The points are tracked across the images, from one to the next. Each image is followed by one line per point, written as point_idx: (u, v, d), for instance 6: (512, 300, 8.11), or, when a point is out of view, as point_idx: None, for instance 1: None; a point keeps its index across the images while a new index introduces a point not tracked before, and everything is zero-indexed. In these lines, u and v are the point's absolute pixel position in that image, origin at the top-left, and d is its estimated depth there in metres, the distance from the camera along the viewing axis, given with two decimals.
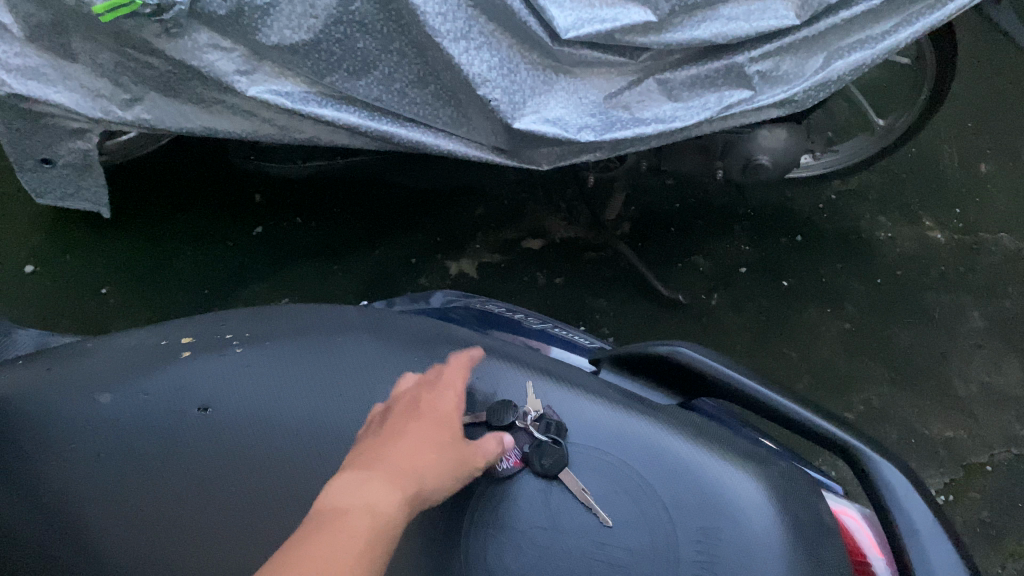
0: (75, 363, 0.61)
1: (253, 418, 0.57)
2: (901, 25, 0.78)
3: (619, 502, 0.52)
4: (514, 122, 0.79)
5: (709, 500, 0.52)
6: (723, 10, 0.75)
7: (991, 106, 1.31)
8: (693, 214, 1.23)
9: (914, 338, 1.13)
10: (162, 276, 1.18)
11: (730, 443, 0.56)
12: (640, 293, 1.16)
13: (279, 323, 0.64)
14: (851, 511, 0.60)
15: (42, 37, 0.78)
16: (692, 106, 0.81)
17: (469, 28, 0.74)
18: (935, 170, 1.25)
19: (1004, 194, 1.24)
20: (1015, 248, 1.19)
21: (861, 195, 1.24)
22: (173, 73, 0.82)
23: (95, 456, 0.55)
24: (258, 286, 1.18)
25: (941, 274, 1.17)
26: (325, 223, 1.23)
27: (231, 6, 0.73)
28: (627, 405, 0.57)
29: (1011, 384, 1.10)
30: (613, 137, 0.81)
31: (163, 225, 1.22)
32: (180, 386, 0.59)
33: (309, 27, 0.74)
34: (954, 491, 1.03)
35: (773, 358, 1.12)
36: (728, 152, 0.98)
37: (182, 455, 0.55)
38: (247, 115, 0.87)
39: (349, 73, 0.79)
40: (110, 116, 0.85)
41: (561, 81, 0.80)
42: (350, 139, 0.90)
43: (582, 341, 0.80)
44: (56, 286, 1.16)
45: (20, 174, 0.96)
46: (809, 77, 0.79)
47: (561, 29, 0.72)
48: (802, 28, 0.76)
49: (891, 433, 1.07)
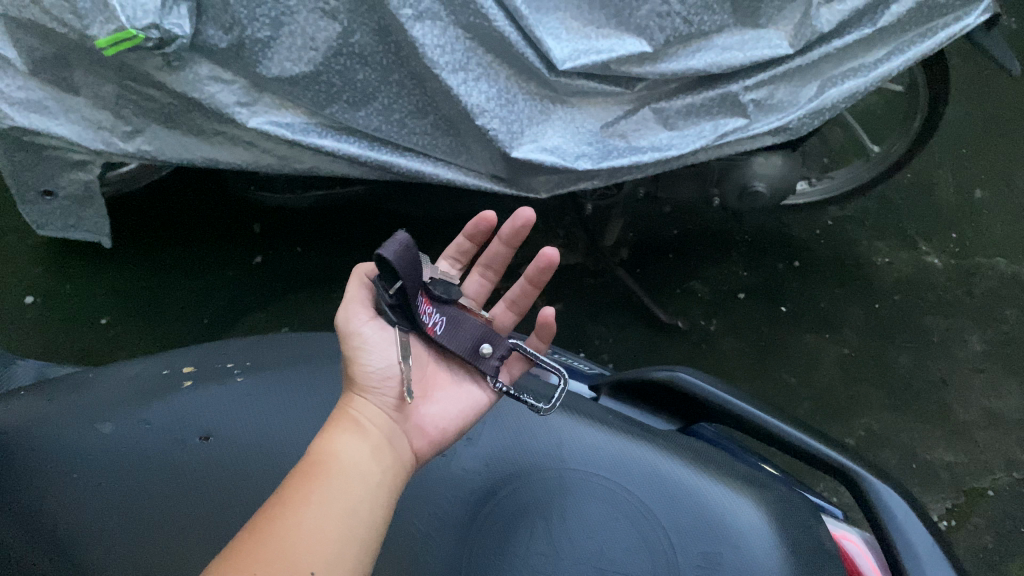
0: (76, 393, 0.61)
1: (254, 449, 0.58)
2: (893, 53, 0.79)
3: (620, 526, 0.54)
4: (512, 150, 0.80)
5: (709, 524, 0.55)
6: (718, 40, 0.76)
7: (984, 132, 1.32)
8: (691, 241, 1.24)
9: (912, 363, 1.13)
10: (161, 305, 1.18)
11: (729, 468, 0.58)
12: (638, 320, 1.17)
13: (280, 351, 0.65)
14: (852, 535, 0.60)
15: (46, 70, 0.78)
16: (687, 134, 0.82)
17: (467, 60, 0.76)
18: (931, 195, 1.26)
19: (999, 219, 1.24)
20: (1010, 272, 1.20)
21: (858, 221, 1.25)
22: (173, 104, 0.83)
23: (97, 485, 0.56)
24: (258, 314, 1.19)
25: (938, 299, 1.18)
26: (324, 251, 1.23)
27: (232, 39, 0.73)
28: (626, 430, 0.59)
29: (1010, 408, 1.10)
30: (610, 165, 0.81)
31: (163, 254, 1.23)
32: (182, 415, 0.59)
33: (308, 59, 0.75)
34: (957, 517, 1.03)
35: (772, 383, 1.12)
36: (725, 178, 0.99)
37: (185, 484, 0.56)
38: (248, 145, 0.88)
39: (349, 104, 0.80)
40: (112, 148, 0.86)
41: (558, 110, 0.81)
42: (349, 169, 0.91)
43: (582, 367, 0.81)
44: (55, 316, 1.16)
45: (22, 206, 0.96)
46: (804, 105, 0.80)
47: (558, 60, 0.73)
48: (796, 56, 0.77)
49: (892, 458, 1.06)
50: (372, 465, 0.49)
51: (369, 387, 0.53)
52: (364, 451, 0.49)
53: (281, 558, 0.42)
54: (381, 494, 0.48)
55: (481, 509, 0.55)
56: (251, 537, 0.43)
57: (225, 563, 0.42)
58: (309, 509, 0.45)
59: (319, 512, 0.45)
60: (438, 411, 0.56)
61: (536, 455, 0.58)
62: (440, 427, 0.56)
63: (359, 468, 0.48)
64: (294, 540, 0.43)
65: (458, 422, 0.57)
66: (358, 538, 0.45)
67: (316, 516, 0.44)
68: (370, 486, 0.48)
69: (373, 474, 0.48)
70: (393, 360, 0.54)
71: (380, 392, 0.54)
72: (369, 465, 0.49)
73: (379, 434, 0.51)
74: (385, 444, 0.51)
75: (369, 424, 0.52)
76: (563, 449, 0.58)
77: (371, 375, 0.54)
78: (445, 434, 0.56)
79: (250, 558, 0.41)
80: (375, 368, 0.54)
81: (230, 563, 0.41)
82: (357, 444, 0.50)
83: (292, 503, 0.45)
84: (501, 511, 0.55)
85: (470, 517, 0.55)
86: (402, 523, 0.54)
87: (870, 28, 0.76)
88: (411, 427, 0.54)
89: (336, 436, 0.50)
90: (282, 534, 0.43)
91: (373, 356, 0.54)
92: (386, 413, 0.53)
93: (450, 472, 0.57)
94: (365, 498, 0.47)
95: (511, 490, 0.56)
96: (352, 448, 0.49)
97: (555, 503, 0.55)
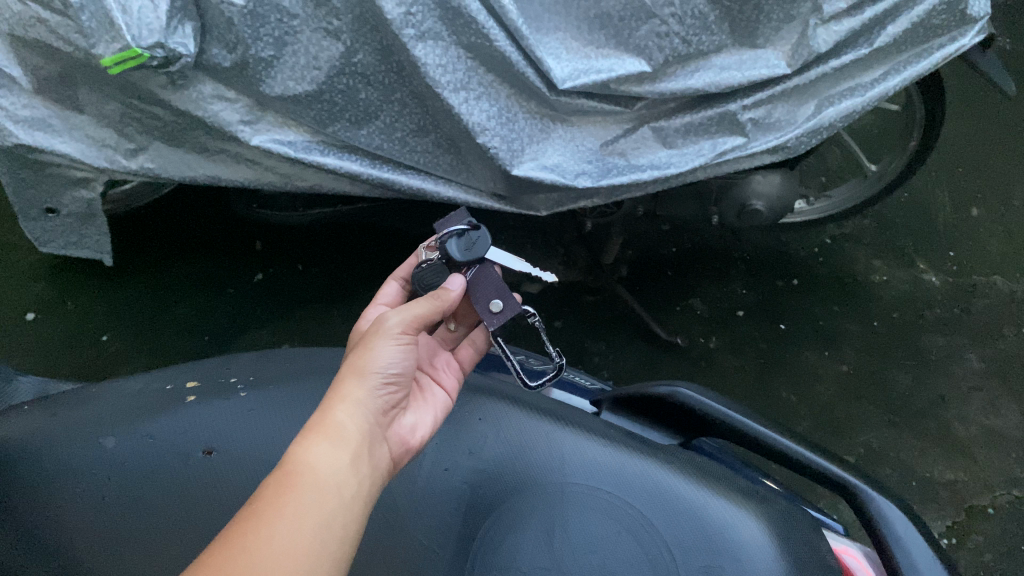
0: (79, 408, 0.61)
1: (256, 464, 0.58)
2: (889, 73, 0.80)
3: (623, 542, 0.55)
4: (513, 168, 0.81)
5: (712, 537, 0.55)
6: (716, 60, 0.77)
7: (980, 151, 1.33)
8: (691, 258, 1.25)
9: (911, 380, 1.13)
10: (162, 322, 1.19)
11: (731, 483, 0.58)
12: (638, 337, 1.17)
13: (282, 366, 0.65)
14: (853, 550, 0.60)
15: (50, 89, 0.79)
16: (686, 153, 0.83)
17: (469, 79, 0.77)
18: (928, 214, 1.27)
19: (997, 237, 1.25)
20: (1008, 290, 1.20)
21: (855, 239, 1.26)
22: (176, 122, 0.84)
23: (100, 500, 0.56)
24: (259, 331, 1.19)
25: (937, 317, 1.18)
26: (325, 268, 1.24)
27: (236, 59, 0.74)
28: (628, 444, 0.60)
29: (1009, 426, 1.10)
30: (610, 183, 0.82)
31: (164, 271, 1.23)
32: (185, 429, 0.59)
33: (311, 78, 0.76)
34: (956, 535, 1.02)
35: (771, 401, 1.12)
36: (723, 197, 1.00)
37: (189, 498, 0.56)
38: (250, 163, 0.88)
39: (351, 122, 0.81)
40: (115, 166, 0.86)
41: (558, 129, 0.82)
42: (351, 187, 0.92)
43: (582, 382, 0.82)
44: (56, 333, 1.17)
45: (24, 223, 0.97)
46: (801, 124, 0.81)
47: (558, 79, 0.74)
48: (793, 76, 0.78)
49: (891, 475, 1.06)
50: (349, 477, 0.48)
51: (368, 387, 0.54)
52: (342, 462, 0.49)
53: None
54: (355, 509, 0.47)
55: (483, 522, 0.56)
56: (221, 551, 0.41)
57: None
58: (282, 524, 0.43)
59: (292, 529, 0.43)
60: (415, 420, 0.59)
61: (538, 470, 0.58)
62: (417, 437, 0.57)
63: (336, 480, 0.47)
64: (265, 558, 0.41)
65: (428, 433, 0.59)
66: (330, 555, 0.44)
67: (289, 533, 0.43)
68: (345, 500, 0.47)
69: (349, 486, 0.48)
70: (398, 368, 0.57)
71: (374, 394, 0.55)
72: (346, 478, 0.48)
73: (359, 442, 0.51)
74: (363, 454, 0.50)
75: (350, 430, 0.51)
76: (565, 461, 0.59)
77: (376, 377, 0.55)
78: (420, 444, 0.58)
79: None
80: (382, 371, 0.56)
81: None
82: (335, 453, 0.49)
83: (264, 517, 0.43)
84: (503, 525, 0.56)
85: (474, 532, 0.56)
86: (406, 536, 0.55)
87: (867, 48, 0.76)
88: (392, 434, 0.55)
89: (316, 442, 0.49)
90: (253, 549, 0.42)
91: (385, 360, 0.56)
92: (371, 417, 0.53)
93: (451, 485, 0.58)
94: (339, 514, 0.46)
95: (513, 503, 0.57)
96: (333, 458, 0.48)
97: (557, 517, 0.56)
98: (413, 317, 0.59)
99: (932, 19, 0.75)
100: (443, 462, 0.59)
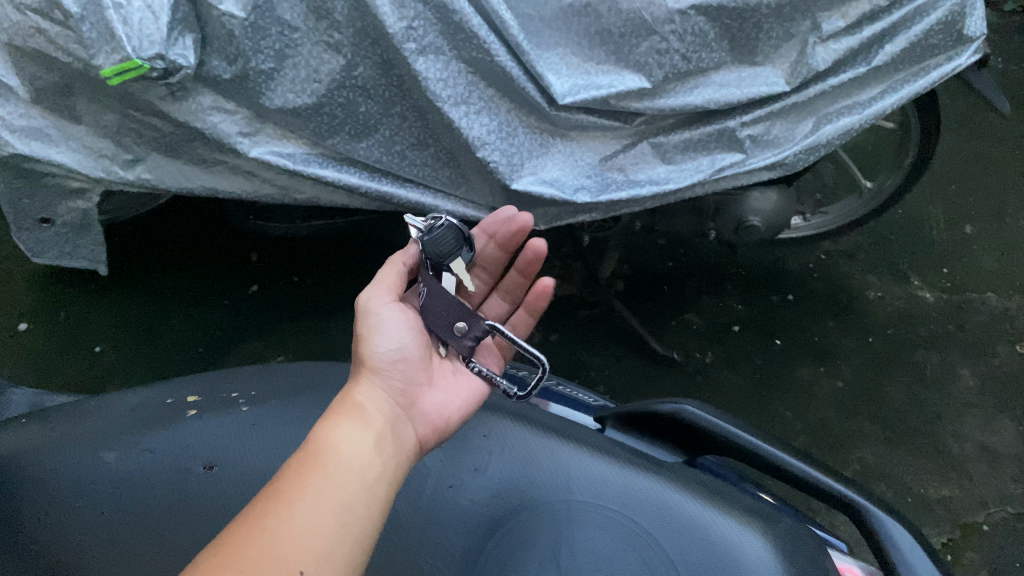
0: (78, 424, 0.61)
1: (256, 479, 0.58)
2: (886, 91, 0.80)
3: (629, 561, 0.54)
4: (513, 182, 0.81)
5: (719, 556, 0.55)
6: (715, 77, 0.77)
7: (972, 169, 1.35)
8: (686, 273, 1.25)
9: (907, 397, 1.14)
10: (156, 333, 1.18)
11: (736, 502, 0.58)
12: (634, 351, 1.17)
13: (284, 382, 0.66)
14: (856, 568, 0.60)
15: (48, 98, 0.78)
16: (685, 168, 0.83)
17: (470, 93, 0.77)
18: (922, 231, 1.29)
19: (989, 254, 1.26)
20: (1002, 307, 1.21)
21: (849, 255, 1.27)
22: (175, 134, 0.83)
23: (97, 520, 0.55)
24: (254, 342, 1.18)
25: (931, 333, 1.19)
26: (320, 280, 1.24)
27: (237, 71, 0.73)
28: (633, 463, 0.60)
29: (1004, 443, 1.10)
30: (608, 198, 0.82)
31: (157, 282, 1.23)
32: (186, 444, 0.59)
33: (312, 91, 0.76)
34: (953, 551, 1.02)
35: (768, 416, 1.12)
36: (720, 213, 1.00)
37: (189, 514, 0.56)
38: (248, 175, 0.88)
39: (350, 136, 0.81)
40: (112, 177, 0.86)
41: (557, 143, 0.82)
42: (350, 200, 0.92)
43: (586, 399, 0.83)
44: (48, 345, 1.15)
45: (18, 234, 0.96)
46: (799, 141, 0.81)
47: (558, 94, 0.74)
48: (793, 94, 0.78)
49: (888, 491, 1.06)
50: (373, 458, 0.50)
51: (375, 369, 0.57)
52: (365, 444, 0.50)
53: (269, 553, 0.41)
54: (379, 487, 0.49)
55: (490, 541, 0.56)
56: (242, 531, 0.42)
57: (210, 554, 0.41)
58: (302, 505, 0.44)
59: (313, 507, 0.44)
60: (444, 400, 0.60)
61: (544, 487, 0.58)
62: (445, 416, 0.59)
63: (358, 459, 0.49)
64: (283, 537, 0.42)
65: (462, 412, 0.61)
66: (352, 535, 0.45)
67: (310, 512, 0.44)
68: (368, 481, 0.48)
69: (373, 467, 0.49)
70: (401, 344, 0.59)
71: (386, 377, 0.57)
72: (369, 459, 0.49)
73: (381, 420, 0.53)
74: (385, 435, 0.52)
75: (371, 411, 0.53)
76: (569, 479, 0.59)
77: (381, 357, 0.58)
78: (449, 422, 0.59)
79: (238, 554, 0.41)
80: (385, 351, 0.58)
81: (216, 555, 0.41)
82: (359, 434, 0.51)
83: (285, 498, 0.44)
84: (509, 543, 0.56)
85: (478, 550, 0.55)
86: (409, 554, 0.55)
87: (866, 66, 0.77)
88: (416, 413, 0.57)
89: (337, 427, 0.51)
90: (272, 529, 0.43)
91: (386, 339, 0.59)
92: (387, 398, 0.56)
93: (457, 504, 0.58)
94: (361, 493, 0.47)
95: (520, 521, 0.57)
96: (353, 439, 0.50)
97: (563, 535, 0.56)
98: (385, 286, 0.62)
99: (929, 39, 0.76)
100: (448, 479, 0.59)
